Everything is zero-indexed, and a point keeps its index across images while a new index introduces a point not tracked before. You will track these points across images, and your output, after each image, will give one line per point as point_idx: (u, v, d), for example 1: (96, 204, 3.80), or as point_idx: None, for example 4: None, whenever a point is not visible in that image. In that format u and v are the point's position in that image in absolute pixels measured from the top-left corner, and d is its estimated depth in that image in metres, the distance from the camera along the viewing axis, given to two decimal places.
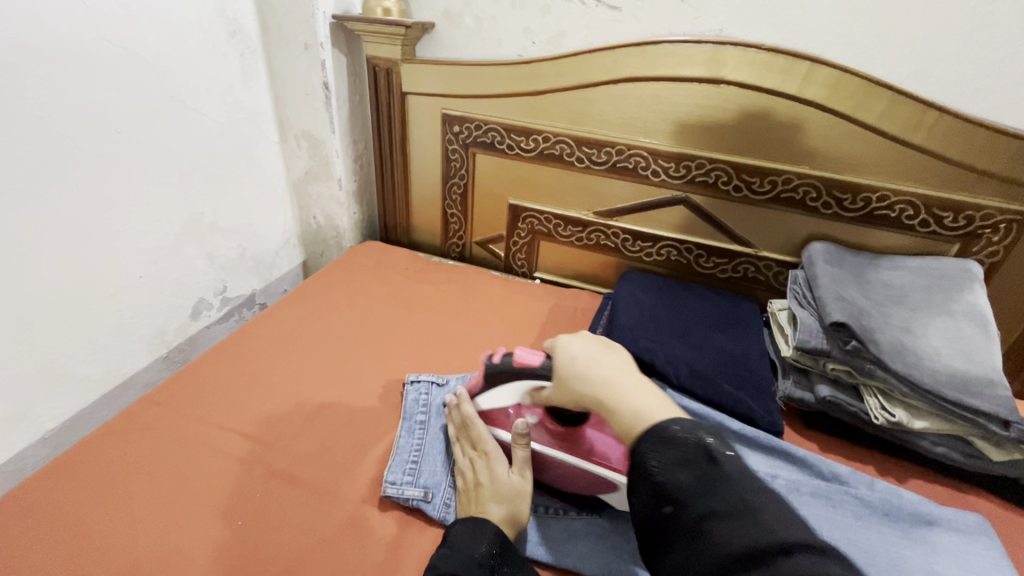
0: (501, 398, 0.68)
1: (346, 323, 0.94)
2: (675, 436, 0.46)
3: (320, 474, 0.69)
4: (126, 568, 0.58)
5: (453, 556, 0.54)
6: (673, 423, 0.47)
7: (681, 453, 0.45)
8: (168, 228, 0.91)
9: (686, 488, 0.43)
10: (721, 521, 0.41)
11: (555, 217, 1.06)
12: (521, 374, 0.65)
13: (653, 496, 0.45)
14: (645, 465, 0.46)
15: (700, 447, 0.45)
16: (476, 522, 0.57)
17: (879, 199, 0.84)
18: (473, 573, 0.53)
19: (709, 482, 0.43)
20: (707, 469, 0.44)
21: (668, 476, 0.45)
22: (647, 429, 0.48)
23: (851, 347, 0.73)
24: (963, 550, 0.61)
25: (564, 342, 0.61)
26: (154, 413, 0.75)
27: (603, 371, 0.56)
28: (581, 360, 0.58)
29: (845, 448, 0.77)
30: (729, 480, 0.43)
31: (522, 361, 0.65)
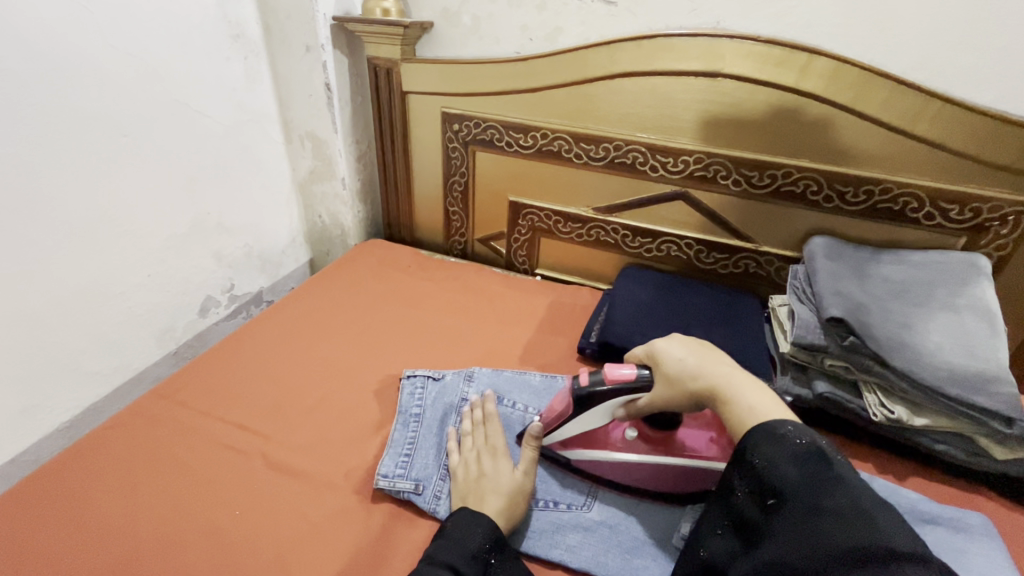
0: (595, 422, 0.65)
1: (347, 319, 0.96)
2: (789, 436, 0.49)
3: (316, 466, 0.70)
4: (128, 554, 0.60)
5: (447, 547, 0.55)
6: (787, 424, 0.51)
7: (793, 450, 0.48)
8: (176, 228, 0.94)
9: (795, 481, 0.46)
10: (829, 516, 0.43)
11: (555, 214, 1.06)
12: (616, 391, 0.63)
13: (760, 486, 0.48)
14: (756, 458, 0.49)
15: (815, 448, 0.47)
16: (473, 514, 0.58)
17: (882, 192, 0.83)
18: (467, 566, 0.54)
19: (819, 479, 0.45)
20: (818, 468, 0.46)
21: (776, 470, 0.47)
22: (757, 424, 0.52)
23: (849, 343, 0.72)
24: (964, 549, 0.60)
25: (667, 345, 0.64)
26: (160, 405, 0.77)
27: (716, 371, 0.59)
28: (690, 362, 0.61)
29: (845, 446, 0.76)
30: (842, 482, 0.45)
31: (615, 378, 0.63)
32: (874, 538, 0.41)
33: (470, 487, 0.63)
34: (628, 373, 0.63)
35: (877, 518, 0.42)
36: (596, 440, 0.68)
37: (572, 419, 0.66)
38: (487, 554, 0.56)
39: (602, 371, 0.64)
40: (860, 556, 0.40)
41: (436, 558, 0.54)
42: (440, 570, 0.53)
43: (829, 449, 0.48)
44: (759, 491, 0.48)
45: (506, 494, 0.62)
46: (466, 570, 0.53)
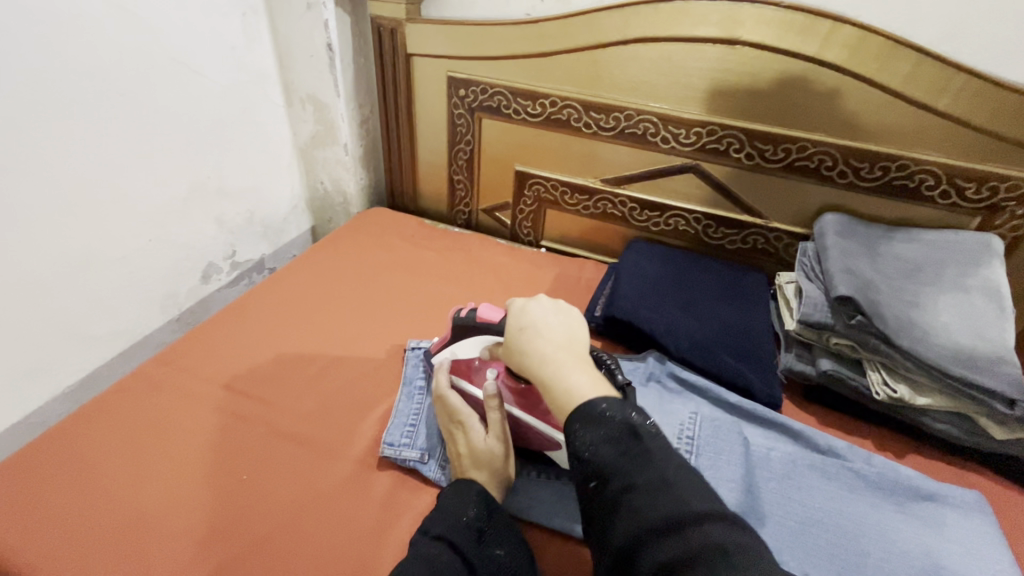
0: (464, 354, 0.70)
1: (349, 287, 0.95)
2: (604, 414, 0.48)
3: (321, 433, 0.71)
4: (140, 517, 0.61)
5: (443, 518, 0.56)
6: (601, 401, 0.49)
7: (608, 431, 0.47)
8: (176, 191, 0.92)
9: (612, 461, 0.46)
10: (640, 493, 0.43)
11: (561, 184, 1.04)
12: (482, 329, 0.68)
13: (581, 471, 0.47)
14: (576, 445, 0.48)
15: (626, 425, 0.47)
16: (466, 486, 0.59)
17: (899, 168, 0.81)
18: (461, 535, 0.54)
19: (630, 454, 0.46)
20: (629, 445, 0.46)
21: (594, 453, 0.47)
22: (578, 407, 0.49)
23: (856, 322, 0.72)
24: (956, 524, 0.62)
25: (520, 307, 0.61)
26: (164, 371, 0.78)
27: (544, 344, 0.56)
28: (526, 330, 0.58)
29: (847, 423, 0.76)
30: (651, 454, 0.45)
31: (484, 317, 0.68)
32: (680, 508, 0.41)
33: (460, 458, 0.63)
34: (498, 317, 0.68)
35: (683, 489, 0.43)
36: (461, 372, 0.70)
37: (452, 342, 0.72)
38: (481, 524, 0.56)
39: (478, 309, 0.69)
40: (668, 530, 0.41)
41: (433, 530, 0.55)
42: (436, 543, 0.53)
43: (639, 422, 0.48)
44: (582, 476, 0.47)
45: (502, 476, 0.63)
46: (462, 542, 0.54)
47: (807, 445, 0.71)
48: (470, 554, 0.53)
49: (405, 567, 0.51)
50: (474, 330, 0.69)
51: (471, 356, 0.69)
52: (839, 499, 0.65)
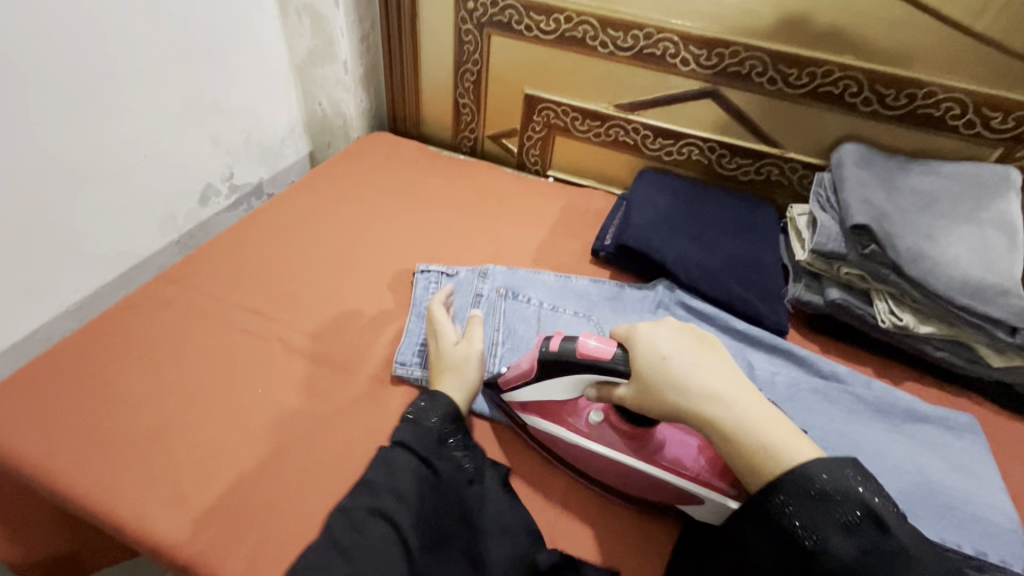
0: (557, 392, 0.60)
1: (354, 213, 0.93)
2: (828, 490, 0.45)
3: (333, 351, 0.71)
4: (157, 425, 0.61)
5: (408, 430, 0.57)
6: (820, 469, 0.46)
7: (842, 516, 0.44)
8: (170, 105, 0.87)
9: (855, 555, 0.43)
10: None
11: (573, 109, 1.00)
12: (584, 367, 0.56)
13: (806, 558, 0.45)
14: (801, 527, 0.45)
15: (865, 511, 0.44)
16: (432, 398, 0.60)
17: (926, 96, 0.78)
18: (426, 443, 0.56)
19: (881, 552, 0.42)
20: (874, 536, 0.43)
21: (827, 542, 0.44)
22: (789, 471, 0.46)
23: (868, 251, 0.72)
24: (947, 444, 0.65)
25: (655, 333, 0.55)
26: (170, 289, 0.76)
27: (705, 382, 0.51)
28: (673, 363, 0.52)
29: (849, 351, 0.78)
30: (902, 550, 0.42)
31: (588, 353, 0.56)
32: None
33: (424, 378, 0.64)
34: (608, 353, 0.56)
35: None
36: (554, 413, 0.62)
37: (537, 382, 0.61)
38: (447, 437, 0.57)
39: (578, 340, 0.57)
40: None
41: (398, 441, 0.56)
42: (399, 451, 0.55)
43: (878, 506, 0.44)
44: (809, 572, 0.45)
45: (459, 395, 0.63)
46: (426, 451, 0.55)
47: (810, 371, 0.73)
48: (434, 461, 0.55)
49: (367, 477, 0.53)
50: (571, 368, 0.57)
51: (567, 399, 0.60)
52: (839, 420, 0.67)
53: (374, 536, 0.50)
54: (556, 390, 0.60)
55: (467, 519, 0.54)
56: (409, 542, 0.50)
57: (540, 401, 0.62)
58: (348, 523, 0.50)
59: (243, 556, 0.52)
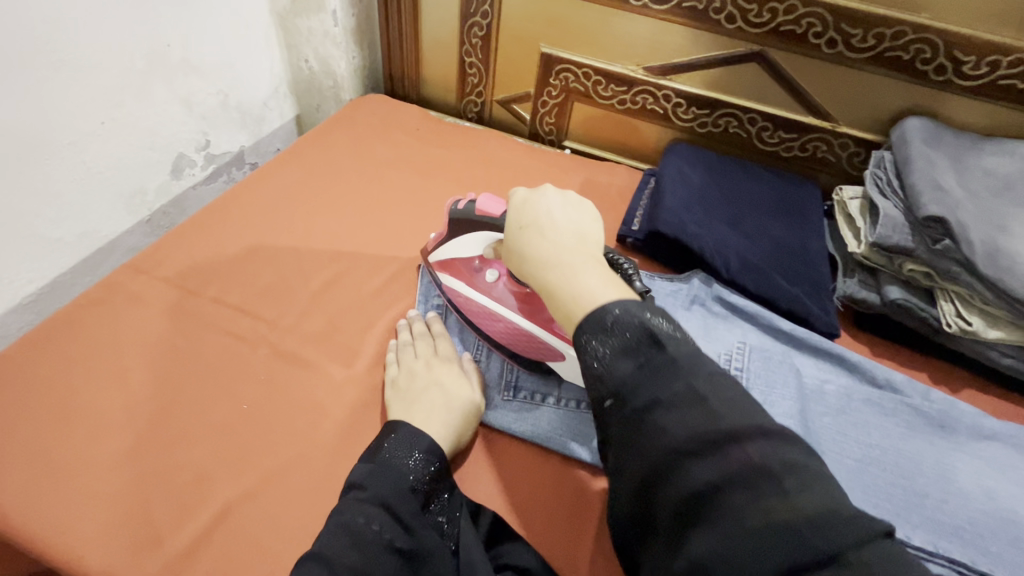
0: (461, 249, 0.63)
1: (347, 189, 0.82)
2: (616, 321, 0.41)
3: (329, 356, 0.62)
4: (127, 448, 0.52)
5: (380, 477, 0.46)
6: (614, 305, 0.42)
7: (623, 339, 0.40)
8: (130, 61, 0.74)
9: (632, 376, 0.39)
10: (666, 410, 0.37)
11: (596, 72, 0.88)
12: (481, 224, 0.60)
13: (595, 387, 0.41)
14: (586, 356, 0.41)
15: (644, 331, 0.40)
16: (413, 435, 0.50)
17: (1011, 65, 0.68)
18: (405, 499, 0.45)
19: (654, 367, 0.39)
20: (651, 355, 0.39)
21: (609, 368, 0.40)
22: (587, 314, 0.43)
23: (941, 247, 0.63)
24: (1017, 464, 0.58)
25: (523, 202, 0.53)
26: (138, 281, 0.66)
27: (548, 242, 0.49)
28: (527, 225, 0.51)
29: (902, 354, 0.70)
30: (676, 364, 0.39)
31: (483, 210, 0.59)
32: (715, 428, 0.35)
33: (423, 385, 0.57)
34: (498, 212, 0.59)
35: (715, 401, 0.37)
36: (457, 272, 0.64)
37: (448, 238, 0.64)
38: (426, 488, 0.48)
39: (477, 201, 0.60)
40: (701, 449, 0.35)
41: (367, 493, 0.45)
42: (376, 507, 0.44)
43: (659, 328, 0.41)
44: (596, 395, 0.41)
45: (466, 410, 0.56)
46: (402, 507, 0.45)
47: (863, 378, 0.66)
48: (412, 522, 0.44)
49: (321, 547, 0.41)
50: (472, 226, 0.61)
51: (471, 256, 0.62)
52: (896, 435, 0.61)
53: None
54: (462, 248, 0.62)
55: None
56: None
57: (447, 261, 0.65)
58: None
59: None
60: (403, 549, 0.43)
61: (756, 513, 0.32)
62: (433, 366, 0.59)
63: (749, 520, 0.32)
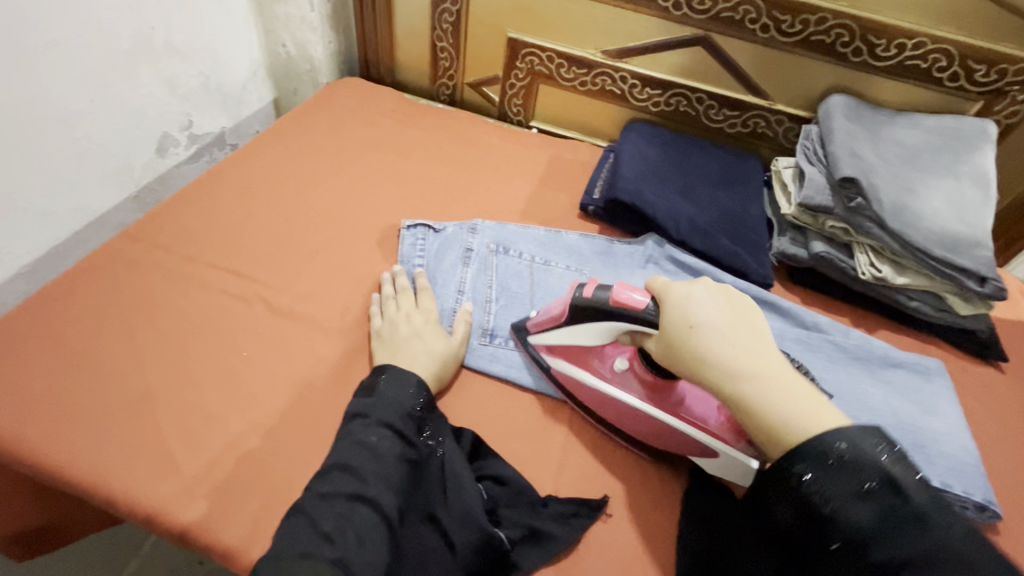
0: (586, 337, 0.59)
1: (328, 165, 0.87)
2: (846, 459, 0.42)
3: (320, 311, 0.68)
4: (138, 392, 0.57)
5: (381, 406, 0.53)
6: (840, 438, 0.43)
7: (859, 484, 0.42)
8: (116, 42, 0.78)
9: (872, 524, 0.41)
10: (920, 574, 0.39)
11: (559, 55, 0.95)
12: (619, 317, 0.55)
13: (816, 522, 0.43)
14: (811, 493, 0.43)
15: (883, 477, 0.41)
16: (406, 374, 0.56)
17: (915, 47, 0.78)
18: (404, 423, 0.52)
19: (898, 518, 0.41)
20: (891, 502, 0.41)
21: (842, 512, 0.42)
22: (804, 445, 0.43)
23: (855, 205, 0.73)
24: (917, 387, 0.69)
25: (683, 297, 0.51)
26: (134, 249, 0.70)
27: (732, 350, 0.47)
28: (702, 328, 0.49)
29: (828, 302, 0.80)
30: (920, 514, 0.40)
31: (620, 301, 0.54)
32: None
33: (405, 335, 0.63)
34: (640, 302, 0.54)
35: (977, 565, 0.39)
36: (578, 359, 0.61)
37: (564, 324, 0.60)
38: (421, 414, 0.55)
39: (610, 289, 0.55)
40: None
41: (372, 418, 0.52)
42: (381, 429, 0.51)
43: (898, 472, 0.41)
44: (820, 534, 0.43)
45: (444, 355, 0.62)
46: (404, 428, 0.52)
47: (794, 322, 0.75)
48: (414, 439, 0.52)
49: (343, 458, 0.49)
50: (599, 315, 0.57)
51: (593, 343, 0.59)
52: (821, 368, 0.70)
53: (360, 519, 0.46)
54: (584, 335, 0.59)
55: (438, 504, 0.51)
56: (390, 523, 0.47)
57: (562, 344, 0.62)
58: (330, 508, 0.46)
59: (245, 521, 0.51)
60: (410, 459, 0.51)
61: None
62: (415, 317, 0.65)
63: None
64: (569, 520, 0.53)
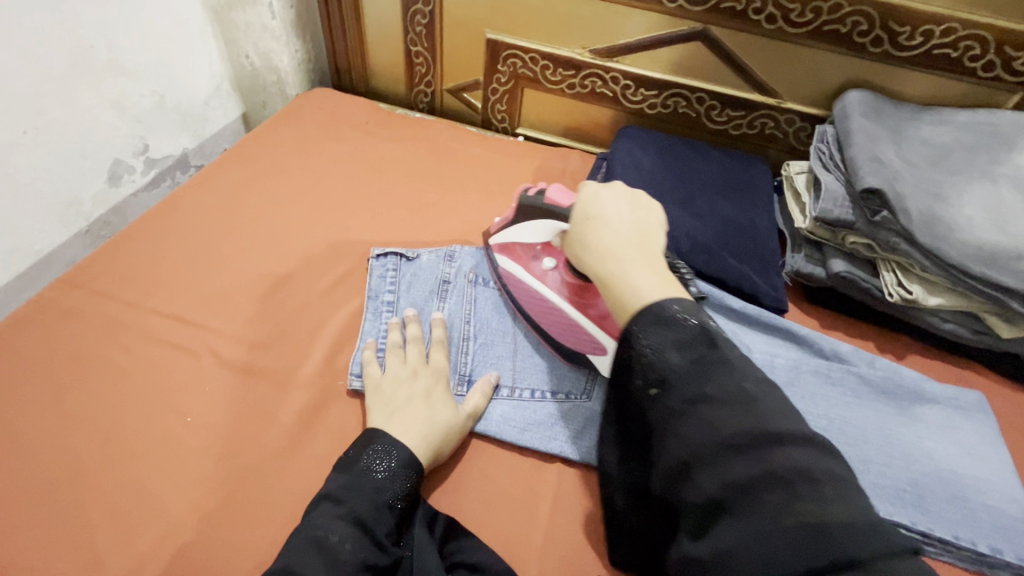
0: (524, 235, 0.64)
1: (293, 189, 0.80)
2: (674, 315, 0.43)
3: (278, 361, 0.60)
4: (67, 470, 0.51)
5: (358, 494, 0.46)
6: (674, 302, 0.44)
7: (680, 334, 0.42)
8: (50, 64, 0.71)
9: (684, 369, 0.41)
10: (714, 405, 0.39)
11: (543, 56, 0.87)
12: (551, 215, 0.60)
13: (641, 373, 0.43)
14: (637, 346, 0.43)
15: (701, 329, 0.42)
16: (392, 448, 0.49)
17: (943, 34, 0.69)
18: (381, 517, 0.45)
19: (709, 363, 0.41)
20: (704, 351, 0.41)
21: (661, 357, 0.42)
22: (642, 307, 0.44)
23: (880, 218, 0.64)
24: (956, 426, 0.60)
25: (590, 194, 0.55)
26: (72, 297, 0.63)
27: (610, 236, 0.51)
28: (593, 218, 0.53)
29: (848, 324, 0.72)
30: (727, 363, 0.41)
31: (554, 201, 0.60)
32: (760, 426, 0.37)
33: (407, 396, 0.55)
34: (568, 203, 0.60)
35: (766, 402, 0.39)
36: (515, 258, 0.66)
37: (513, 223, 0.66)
38: (402, 504, 0.48)
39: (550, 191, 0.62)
40: (742, 448, 0.37)
41: (344, 509, 0.45)
42: (351, 527, 0.44)
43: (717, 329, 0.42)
44: (642, 382, 0.43)
45: (448, 426, 0.53)
46: (379, 525, 0.45)
47: (811, 352, 0.67)
48: (387, 542, 0.45)
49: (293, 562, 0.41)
50: (537, 214, 0.62)
51: (535, 242, 0.63)
52: (845, 407, 0.61)
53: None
54: (523, 233, 0.64)
55: None
56: None
57: (505, 244, 0.66)
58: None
59: None
60: (377, 565, 0.44)
61: (784, 512, 0.34)
62: (421, 375, 0.57)
63: (783, 519, 0.34)
64: None
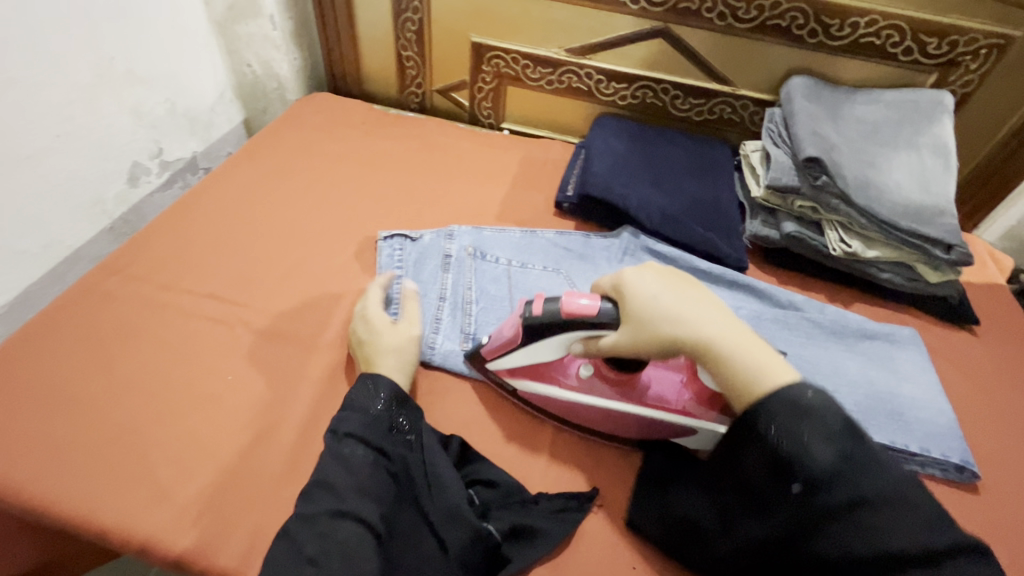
0: (546, 353, 0.58)
1: (301, 183, 0.88)
2: (814, 408, 0.46)
3: (303, 329, 0.68)
4: (124, 424, 0.58)
5: (350, 419, 0.54)
6: (805, 388, 0.47)
7: (826, 429, 0.45)
8: (75, 75, 0.78)
9: (835, 466, 0.44)
10: (871, 507, 0.44)
11: (523, 56, 0.96)
12: (571, 328, 0.55)
13: (786, 468, 0.46)
14: (780, 437, 0.46)
15: (847, 426, 0.45)
16: (375, 380, 0.57)
17: (868, 25, 0.80)
18: (373, 431, 0.53)
19: (856, 459, 0.45)
20: (852, 447, 0.45)
21: (812, 454, 0.45)
22: (777, 393, 0.47)
23: (821, 183, 0.74)
24: (892, 356, 0.71)
25: (636, 275, 0.55)
26: (111, 281, 0.70)
27: (697, 317, 0.52)
28: (663, 300, 0.52)
29: (803, 280, 0.82)
30: (873, 458, 0.45)
31: (574, 313, 0.54)
32: (916, 534, 0.43)
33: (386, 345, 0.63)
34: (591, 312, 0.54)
35: (906, 492, 0.45)
36: (539, 374, 0.61)
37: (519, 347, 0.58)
38: (402, 424, 0.56)
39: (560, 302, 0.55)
40: (908, 559, 0.43)
41: (343, 431, 0.53)
42: (348, 442, 0.52)
43: (852, 418, 0.46)
44: (787, 477, 0.46)
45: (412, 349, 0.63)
46: (375, 438, 0.53)
47: (770, 302, 0.77)
48: (386, 446, 0.53)
49: (321, 475, 0.50)
50: (557, 331, 0.56)
51: (550, 358, 0.59)
52: (801, 345, 0.71)
53: (345, 533, 0.47)
54: (540, 353, 0.58)
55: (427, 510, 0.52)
56: (378, 535, 0.49)
57: (519, 366, 0.60)
58: (314, 528, 0.47)
59: (240, 542, 0.52)
60: (388, 467, 0.52)
61: None
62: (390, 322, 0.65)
63: None
64: (560, 515, 0.55)
